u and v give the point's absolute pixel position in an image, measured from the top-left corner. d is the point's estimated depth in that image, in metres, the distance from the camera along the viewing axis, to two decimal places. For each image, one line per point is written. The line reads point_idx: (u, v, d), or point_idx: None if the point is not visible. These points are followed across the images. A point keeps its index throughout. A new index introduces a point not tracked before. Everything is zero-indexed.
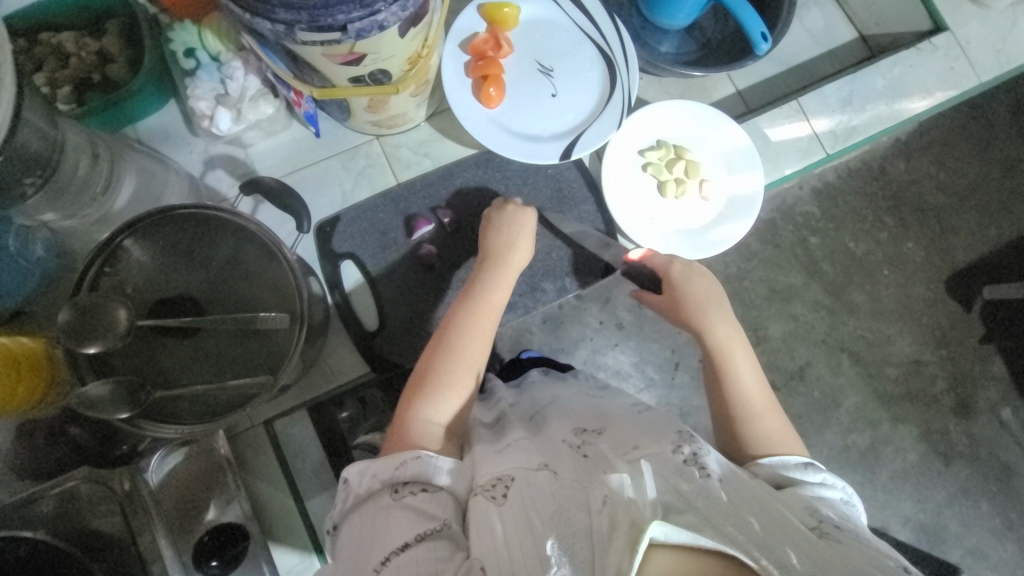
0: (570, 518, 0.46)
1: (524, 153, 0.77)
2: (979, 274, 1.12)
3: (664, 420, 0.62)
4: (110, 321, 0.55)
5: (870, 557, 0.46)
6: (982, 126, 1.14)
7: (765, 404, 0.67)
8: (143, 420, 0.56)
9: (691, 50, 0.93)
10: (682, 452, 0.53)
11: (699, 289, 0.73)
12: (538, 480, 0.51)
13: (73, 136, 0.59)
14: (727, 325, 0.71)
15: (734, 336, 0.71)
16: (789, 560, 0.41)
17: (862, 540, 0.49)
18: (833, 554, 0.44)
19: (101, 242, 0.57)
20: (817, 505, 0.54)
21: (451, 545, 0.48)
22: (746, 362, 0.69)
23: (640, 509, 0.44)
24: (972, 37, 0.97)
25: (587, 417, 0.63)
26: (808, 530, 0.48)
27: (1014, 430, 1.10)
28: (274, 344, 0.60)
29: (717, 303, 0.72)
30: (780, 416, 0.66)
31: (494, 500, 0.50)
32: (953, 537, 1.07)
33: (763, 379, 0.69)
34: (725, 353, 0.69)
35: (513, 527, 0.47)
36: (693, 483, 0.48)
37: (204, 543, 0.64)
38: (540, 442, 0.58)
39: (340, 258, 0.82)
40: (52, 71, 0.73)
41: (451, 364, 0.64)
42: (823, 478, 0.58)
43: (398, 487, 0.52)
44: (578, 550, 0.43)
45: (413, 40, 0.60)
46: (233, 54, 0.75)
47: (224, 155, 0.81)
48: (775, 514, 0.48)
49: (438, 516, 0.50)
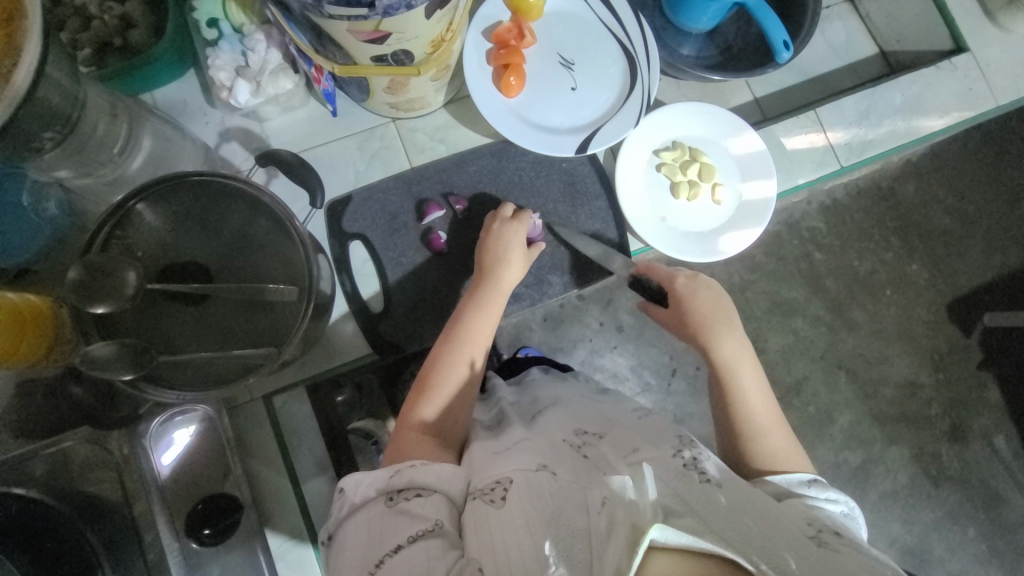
0: (568, 519, 0.46)
1: (540, 144, 0.77)
2: (982, 300, 1.12)
3: (668, 426, 0.62)
4: (120, 283, 0.55)
5: (868, 566, 0.45)
6: (994, 153, 1.15)
7: (773, 424, 0.67)
8: (147, 383, 0.57)
9: (712, 55, 0.93)
10: (682, 457, 0.54)
11: (706, 310, 0.74)
12: (537, 481, 0.50)
13: (94, 94, 0.59)
14: (738, 348, 0.71)
15: (743, 355, 0.71)
16: (786, 565, 0.41)
17: (858, 548, 0.49)
18: (830, 563, 0.44)
19: (115, 204, 0.57)
20: (815, 514, 0.54)
21: (447, 544, 0.47)
22: (751, 381, 0.69)
23: (641, 512, 0.44)
24: (993, 60, 0.97)
25: (590, 421, 0.63)
26: (809, 540, 0.48)
27: (1007, 458, 1.10)
28: (281, 317, 0.60)
29: (722, 321, 0.73)
30: (786, 434, 0.67)
31: (493, 503, 0.49)
32: (939, 562, 1.07)
33: (770, 399, 0.69)
34: (732, 372, 0.70)
35: (514, 527, 0.46)
36: (694, 487, 0.48)
37: (195, 511, 0.65)
38: (540, 444, 0.58)
39: (349, 239, 0.82)
40: (74, 32, 0.72)
41: (453, 368, 0.66)
42: (827, 494, 0.59)
43: (393, 495, 0.51)
44: (575, 550, 0.44)
45: (438, 23, 0.60)
46: (256, 27, 0.75)
47: (239, 128, 0.81)
48: (776, 523, 0.48)
49: (430, 517, 0.49)
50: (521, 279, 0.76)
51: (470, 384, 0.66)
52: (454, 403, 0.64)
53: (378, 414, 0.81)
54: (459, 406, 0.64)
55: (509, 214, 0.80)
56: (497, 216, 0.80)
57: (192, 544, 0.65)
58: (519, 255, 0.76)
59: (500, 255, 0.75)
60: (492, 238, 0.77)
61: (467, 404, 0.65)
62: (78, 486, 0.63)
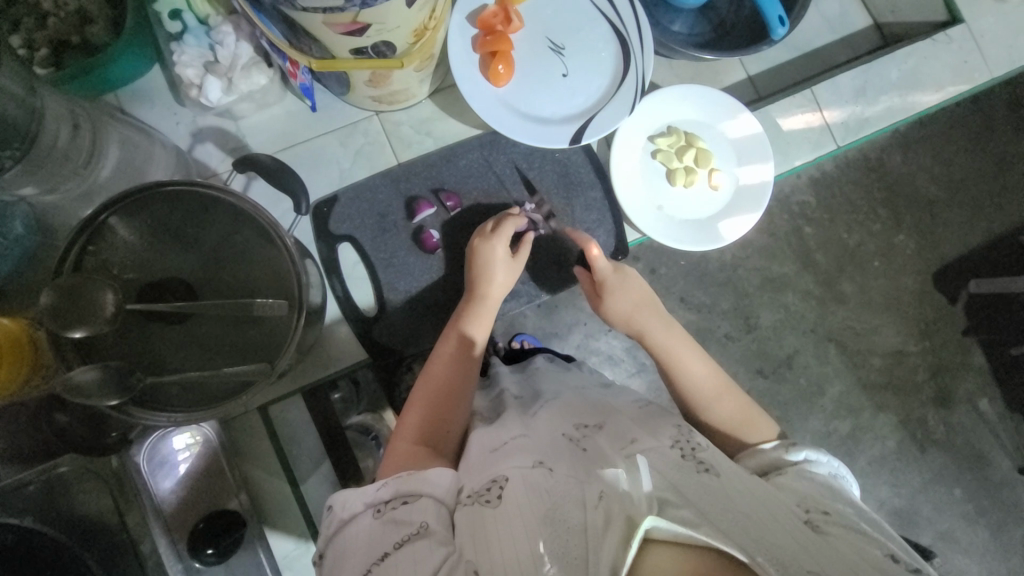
0: (563, 515, 0.45)
1: (532, 136, 0.74)
2: (967, 267, 1.13)
3: (667, 416, 0.62)
4: (97, 304, 0.52)
5: (864, 553, 0.44)
6: (982, 119, 1.13)
7: (719, 388, 0.71)
8: (135, 407, 0.54)
9: (705, 31, 0.90)
10: (680, 448, 0.53)
11: (630, 299, 0.78)
12: (533, 477, 0.50)
13: (51, 102, 0.56)
14: (665, 331, 0.75)
15: (677, 340, 0.75)
16: (785, 559, 0.39)
17: (853, 529, 0.47)
18: (825, 548, 0.43)
19: (84, 218, 0.53)
20: (806, 492, 0.53)
21: (435, 544, 0.46)
22: (691, 356, 0.73)
23: (635, 504, 0.43)
24: (986, 32, 0.95)
25: (584, 413, 0.63)
26: (800, 523, 0.46)
27: (991, 421, 1.13)
28: (271, 331, 0.57)
29: (649, 309, 0.77)
30: (735, 396, 0.70)
31: (489, 503, 0.48)
32: (927, 521, 1.10)
33: (711, 365, 0.73)
34: (670, 355, 0.73)
35: (508, 526, 0.45)
36: (691, 478, 0.48)
37: (198, 530, 0.65)
38: (539, 441, 0.57)
39: (338, 241, 0.79)
40: (29, 31, 0.67)
41: (438, 388, 0.66)
42: (806, 456, 0.59)
43: (380, 506, 0.51)
44: (569, 547, 0.42)
45: (420, 11, 0.56)
46: (222, 17, 0.71)
47: (212, 127, 0.77)
48: (770, 507, 0.47)
49: (416, 520, 0.49)
50: (507, 294, 0.76)
51: (455, 403, 0.65)
52: (442, 411, 0.64)
53: (375, 405, 0.81)
54: (449, 415, 0.64)
55: (493, 228, 0.77)
56: (479, 232, 0.77)
57: (196, 563, 0.65)
58: (503, 270, 0.75)
59: (484, 270, 0.74)
60: (473, 255, 0.76)
61: (457, 411, 0.65)
62: (69, 507, 0.62)
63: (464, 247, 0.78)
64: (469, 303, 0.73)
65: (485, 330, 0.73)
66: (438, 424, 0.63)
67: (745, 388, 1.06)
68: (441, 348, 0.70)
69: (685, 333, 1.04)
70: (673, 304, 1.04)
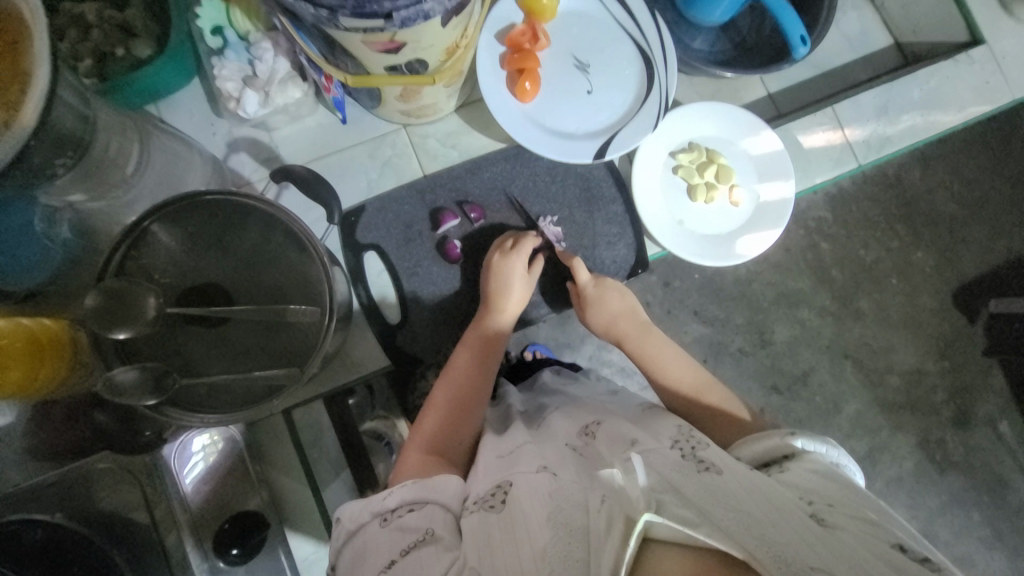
0: (567, 517, 0.45)
1: (558, 152, 0.76)
2: (987, 287, 1.11)
3: (666, 416, 0.62)
4: (140, 307, 0.54)
5: (870, 546, 0.43)
6: (1004, 139, 1.13)
7: (703, 386, 0.71)
8: (170, 408, 0.56)
9: (725, 49, 0.91)
10: (680, 449, 0.53)
11: (609, 306, 0.80)
12: (537, 481, 0.51)
13: (104, 116, 0.58)
14: (645, 333, 0.77)
15: (660, 343, 0.76)
16: (788, 556, 0.38)
17: (861, 519, 0.47)
18: (830, 543, 0.42)
19: (129, 225, 0.55)
20: (806, 482, 0.52)
21: (442, 549, 0.47)
22: (672, 358, 0.74)
23: (632, 501, 0.44)
24: (1009, 51, 0.96)
25: (595, 417, 0.64)
26: (807, 519, 0.46)
27: (1013, 444, 1.10)
28: (303, 337, 0.59)
29: (628, 314, 0.79)
30: (718, 391, 0.70)
31: (493, 509, 0.49)
32: (944, 545, 1.08)
33: (693, 365, 0.74)
34: (650, 358, 0.75)
35: (514, 533, 0.46)
36: (691, 479, 0.47)
37: (223, 531, 0.66)
38: (545, 447, 0.58)
39: (364, 250, 0.81)
40: (74, 42, 0.70)
41: (454, 401, 0.67)
42: (801, 444, 0.58)
43: (387, 515, 0.52)
44: (571, 548, 0.42)
45: (453, 30, 0.58)
46: (262, 34, 0.74)
47: (247, 139, 0.80)
48: (771, 500, 0.47)
49: (422, 526, 0.50)
50: (525, 308, 0.77)
51: (469, 415, 0.66)
52: (459, 423, 0.65)
53: (392, 412, 0.82)
54: (464, 427, 0.65)
55: (511, 243, 0.79)
56: (498, 248, 0.79)
57: (220, 563, 0.66)
58: (522, 285, 0.76)
59: (502, 285, 0.76)
60: (492, 269, 0.77)
61: (473, 421, 0.66)
62: (91, 501, 0.63)
63: (482, 260, 0.80)
64: (487, 318, 0.75)
65: (501, 345, 0.74)
66: (451, 435, 0.64)
67: (759, 403, 1.05)
68: (456, 358, 0.71)
69: (699, 347, 1.04)
70: (687, 318, 1.05)
